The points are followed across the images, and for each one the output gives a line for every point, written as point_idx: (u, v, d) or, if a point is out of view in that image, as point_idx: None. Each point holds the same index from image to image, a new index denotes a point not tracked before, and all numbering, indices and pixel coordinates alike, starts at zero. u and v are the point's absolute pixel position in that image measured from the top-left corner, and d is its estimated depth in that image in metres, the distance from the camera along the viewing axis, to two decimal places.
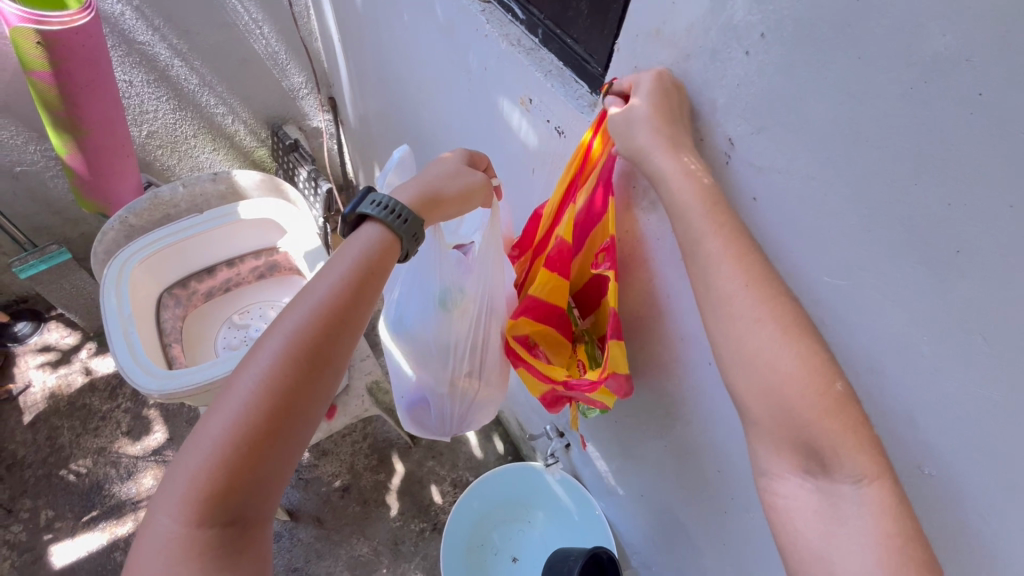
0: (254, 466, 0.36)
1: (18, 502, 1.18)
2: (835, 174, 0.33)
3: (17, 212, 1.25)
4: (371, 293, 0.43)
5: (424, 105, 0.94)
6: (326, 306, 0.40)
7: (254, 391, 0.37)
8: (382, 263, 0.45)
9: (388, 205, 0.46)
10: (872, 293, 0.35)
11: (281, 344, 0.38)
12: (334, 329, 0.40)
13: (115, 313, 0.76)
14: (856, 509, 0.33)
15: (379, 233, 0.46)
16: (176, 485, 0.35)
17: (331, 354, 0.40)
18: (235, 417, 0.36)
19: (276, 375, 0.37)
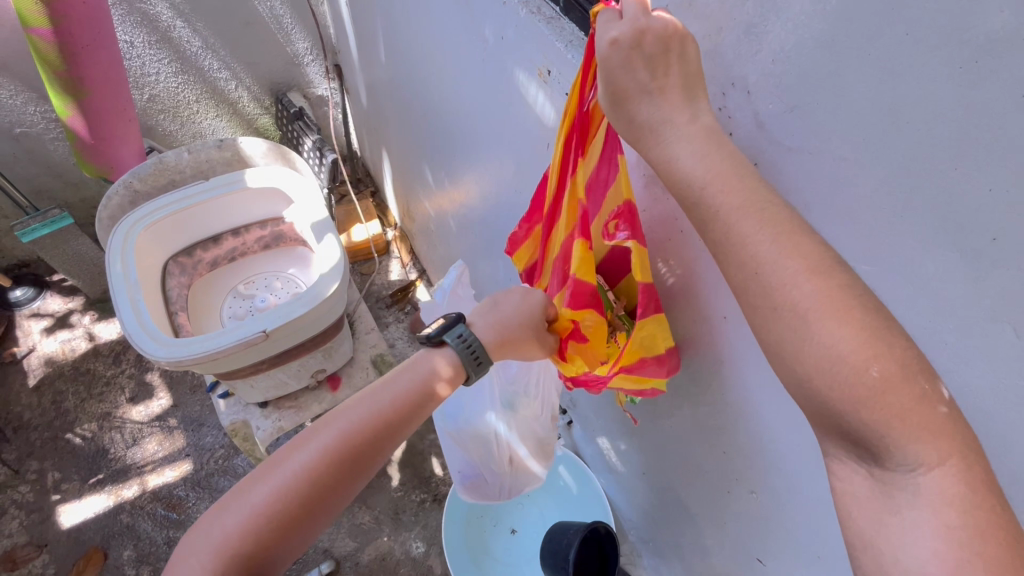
0: (277, 542, 0.40)
1: (25, 464, 1.20)
2: (870, 156, 0.33)
3: (18, 174, 1.23)
4: (422, 406, 0.47)
5: (435, 76, 0.92)
6: (382, 415, 0.45)
7: (300, 472, 0.41)
8: (441, 386, 0.48)
9: (469, 340, 0.49)
10: (900, 277, 0.34)
11: (333, 438, 0.43)
12: (381, 440, 0.44)
13: (122, 280, 0.76)
14: (910, 498, 0.30)
15: (448, 361, 0.49)
16: (211, 535, 0.39)
17: (371, 459, 0.44)
18: (278, 490, 0.41)
19: (321, 467, 0.42)
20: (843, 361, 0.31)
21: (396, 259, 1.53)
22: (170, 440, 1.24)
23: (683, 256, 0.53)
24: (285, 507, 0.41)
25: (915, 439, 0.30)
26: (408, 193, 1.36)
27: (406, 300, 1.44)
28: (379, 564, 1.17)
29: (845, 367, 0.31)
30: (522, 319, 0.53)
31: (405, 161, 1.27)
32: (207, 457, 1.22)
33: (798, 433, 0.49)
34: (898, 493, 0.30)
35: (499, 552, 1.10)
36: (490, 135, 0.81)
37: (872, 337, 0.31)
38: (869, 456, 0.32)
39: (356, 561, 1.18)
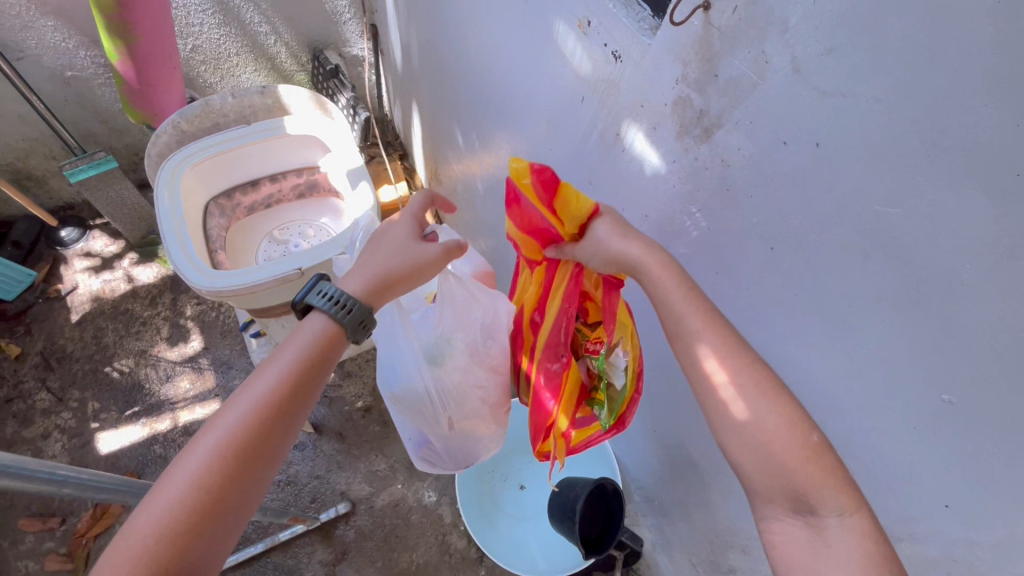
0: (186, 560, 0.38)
1: (67, 392, 1.27)
2: (904, 96, 0.34)
3: (68, 117, 1.28)
4: (314, 383, 0.47)
5: (471, 32, 0.93)
6: (269, 394, 0.44)
7: (189, 481, 0.39)
8: (327, 351, 0.49)
9: (337, 297, 0.50)
10: (925, 219, 0.36)
11: (220, 436, 0.41)
12: (276, 419, 0.44)
13: (168, 214, 0.80)
14: (841, 534, 0.37)
15: (325, 323, 0.49)
16: None
17: (270, 448, 0.43)
18: (170, 505, 0.38)
19: (214, 465, 0.40)
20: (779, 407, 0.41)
21: None
22: (201, 379, 1.30)
23: (710, 208, 0.54)
24: (183, 518, 0.38)
25: (836, 479, 0.39)
26: (437, 156, 1.38)
27: None
28: (392, 509, 1.23)
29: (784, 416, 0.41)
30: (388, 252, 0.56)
31: (436, 122, 1.29)
32: None
33: (812, 386, 0.50)
34: (831, 515, 0.38)
35: (506, 502, 1.15)
36: (523, 90, 0.82)
37: (792, 415, 0.41)
38: (806, 509, 0.39)
39: (371, 504, 1.23)
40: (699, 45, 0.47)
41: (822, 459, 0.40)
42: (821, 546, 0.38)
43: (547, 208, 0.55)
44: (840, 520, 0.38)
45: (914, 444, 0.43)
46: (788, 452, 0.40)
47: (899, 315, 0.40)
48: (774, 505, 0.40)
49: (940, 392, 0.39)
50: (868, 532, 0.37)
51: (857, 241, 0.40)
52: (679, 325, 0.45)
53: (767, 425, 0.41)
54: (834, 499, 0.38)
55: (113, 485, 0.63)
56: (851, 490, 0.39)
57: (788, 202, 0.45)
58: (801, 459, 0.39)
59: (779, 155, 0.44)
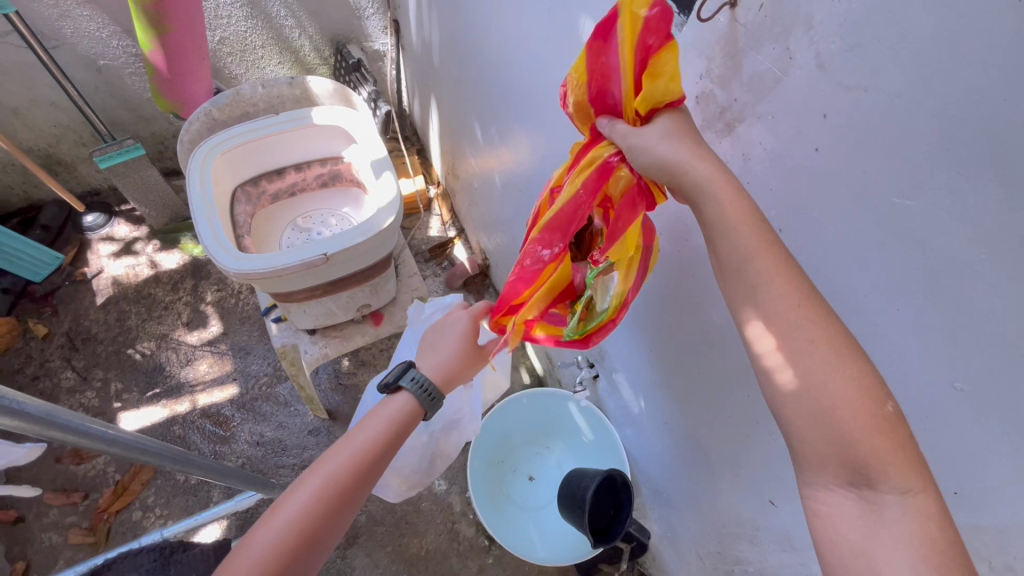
0: None
1: (91, 372, 1.31)
2: (925, 90, 0.35)
3: (98, 105, 1.32)
4: (393, 447, 0.56)
5: (494, 28, 0.95)
6: (363, 453, 0.53)
7: (294, 517, 0.48)
8: (407, 422, 0.58)
9: (424, 384, 0.59)
10: (942, 211, 0.37)
11: (323, 480, 0.50)
12: (365, 473, 0.52)
13: (200, 199, 0.83)
14: (898, 516, 0.34)
15: (408, 400, 0.58)
16: None
17: (355, 498, 0.52)
18: (278, 535, 0.47)
19: (315, 508, 0.49)
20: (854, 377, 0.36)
21: (436, 216, 1.58)
22: (220, 363, 1.33)
23: None
24: (286, 547, 0.47)
25: (903, 456, 0.35)
26: (455, 150, 1.40)
27: (443, 256, 1.51)
28: (403, 495, 1.26)
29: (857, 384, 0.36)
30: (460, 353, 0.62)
31: (456, 117, 1.31)
32: (252, 383, 1.31)
33: None
34: (890, 493, 0.35)
35: (523, 498, 1.16)
36: (544, 86, 0.84)
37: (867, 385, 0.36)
38: (863, 483, 0.36)
39: None
40: (724, 41, 0.48)
41: (893, 432, 0.36)
42: (876, 525, 0.35)
43: (628, 72, 0.45)
44: (900, 500, 0.35)
45: (926, 432, 0.44)
46: (854, 422, 0.36)
47: (915, 303, 0.41)
48: (826, 476, 0.37)
49: (952, 380, 0.40)
50: (932, 513, 0.34)
51: (875, 232, 0.42)
52: (745, 267, 0.40)
53: (834, 392, 0.36)
54: (898, 475, 0.35)
55: (159, 452, 0.67)
56: (917, 469, 0.35)
57: (807, 194, 0.46)
58: (868, 433, 0.35)
59: (800, 148, 0.45)
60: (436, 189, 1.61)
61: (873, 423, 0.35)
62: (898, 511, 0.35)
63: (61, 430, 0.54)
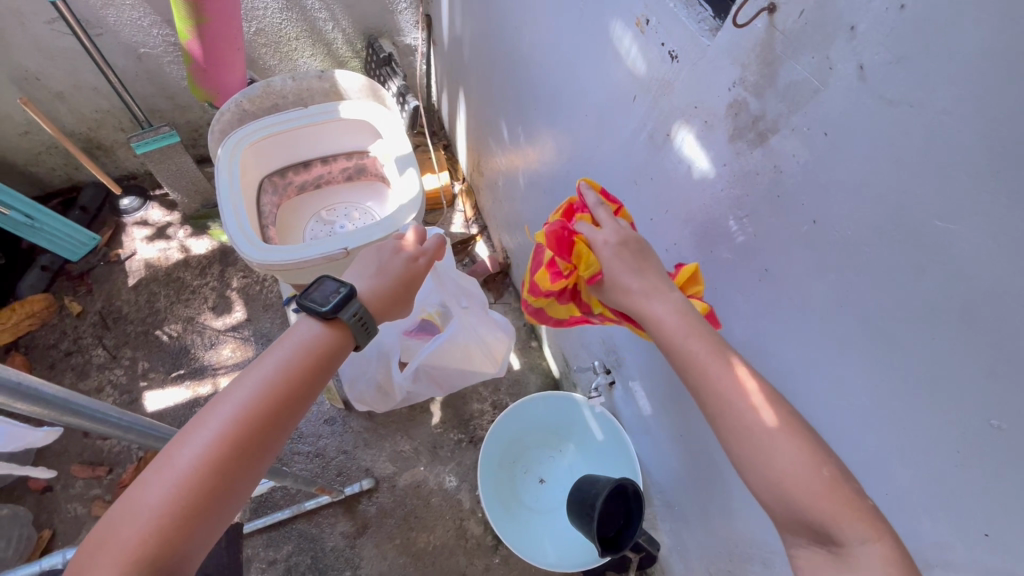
0: (185, 536, 0.43)
1: (121, 351, 1.35)
2: (974, 110, 0.33)
3: (137, 92, 1.36)
4: (308, 383, 0.52)
5: (525, 25, 0.94)
6: (266, 392, 0.49)
7: (191, 466, 0.45)
8: (323, 356, 0.54)
9: (362, 316, 0.57)
10: (988, 237, 0.35)
11: (219, 424, 0.47)
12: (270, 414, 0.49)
13: (227, 188, 0.84)
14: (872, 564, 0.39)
15: (331, 329, 0.55)
16: (112, 544, 0.41)
17: (266, 441, 0.48)
18: (174, 486, 0.44)
19: (214, 455, 0.45)
20: (795, 441, 0.43)
21: (460, 212, 1.58)
22: (243, 348, 1.36)
23: (757, 214, 0.53)
24: (185, 498, 0.44)
25: (854, 506, 0.41)
26: (481, 147, 1.40)
27: (465, 253, 1.51)
28: (414, 490, 1.26)
29: (796, 448, 0.43)
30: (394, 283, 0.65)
31: (483, 114, 1.30)
32: None
33: (852, 402, 0.49)
34: (854, 543, 0.40)
35: (532, 500, 1.16)
36: (572, 86, 0.82)
37: (806, 444, 0.43)
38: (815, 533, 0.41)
39: (393, 483, 1.27)
40: (760, 48, 0.46)
41: (839, 491, 0.41)
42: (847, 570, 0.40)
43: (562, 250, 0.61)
44: (863, 546, 0.39)
45: (955, 467, 0.42)
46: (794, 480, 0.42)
47: (950, 333, 0.39)
48: (797, 535, 0.43)
49: (986, 417, 0.38)
50: (892, 557, 0.39)
51: (913, 256, 0.40)
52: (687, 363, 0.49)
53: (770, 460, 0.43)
54: (853, 527, 0.40)
55: (176, 440, 0.69)
56: (870, 516, 0.41)
57: (840, 212, 0.44)
58: (809, 489, 0.42)
59: (837, 162, 0.43)
60: (461, 185, 1.61)
61: (809, 479, 0.42)
62: (870, 561, 0.39)
63: (79, 416, 0.56)
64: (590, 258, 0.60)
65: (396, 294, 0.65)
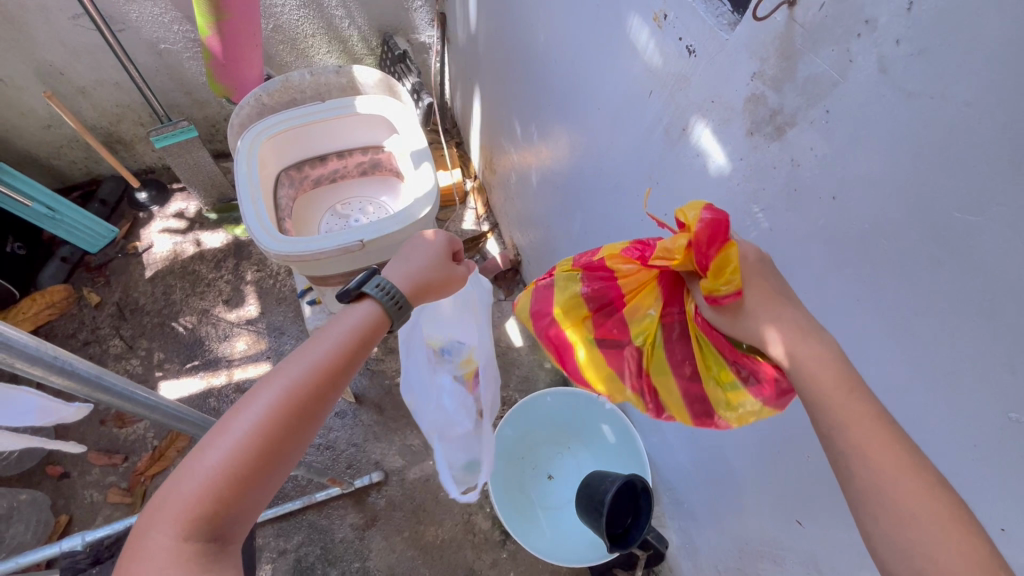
0: (239, 500, 0.43)
1: (138, 341, 1.37)
2: (997, 101, 0.33)
3: (157, 87, 1.38)
4: (355, 359, 0.53)
5: (540, 22, 0.94)
6: (321, 364, 0.49)
7: (249, 430, 0.44)
8: (368, 335, 0.55)
9: (390, 290, 0.57)
10: (1009, 229, 0.35)
11: (274, 395, 0.46)
12: (321, 389, 0.49)
13: (246, 180, 0.85)
14: None
15: (373, 309, 0.56)
16: (170, 504, 0.41)
17: (318, 412, 0.49)
18: (232, 449, 0.43)
19: (271, 421, 0.45)
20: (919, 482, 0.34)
21: (471, 210, 1.59)
22: (256, 340, 1.38)
23: (774, 208, 0.53)
24: (242, 462, 0.43)
25: None
26: (493, 144, 1.41)
27: (475, 250, 1.52)
28: (423, 483, 1.27)
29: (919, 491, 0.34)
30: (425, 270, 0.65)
31: (496, 111, 1.31)
32: None
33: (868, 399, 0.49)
34: None
35: (540, 496, 1.16)
36: (588, 82, 0.83)
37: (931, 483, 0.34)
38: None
39: (402, 477, 1.28)
40: (779, 41, 0.46)
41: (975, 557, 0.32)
42: None
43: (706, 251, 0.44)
44: None
45: (972, 463, 0.41)
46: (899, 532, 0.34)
47: (970, 327, 0.39)
48: None
49: (1005, 410, 0.38)
50: None
51: (932, 249, 0.40)
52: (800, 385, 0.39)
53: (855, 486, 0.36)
54: None
55: (195, 421, 0.70)
56: None
57: (858, 204, 0.44)
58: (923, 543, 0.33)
59: (855, 156, 0.43)
60: (473, 183, 1.62)
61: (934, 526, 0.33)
62: None
63: (106, 393, 0.57)
64: (733, 272, 0.44)
65: (431, 281, 0.65)
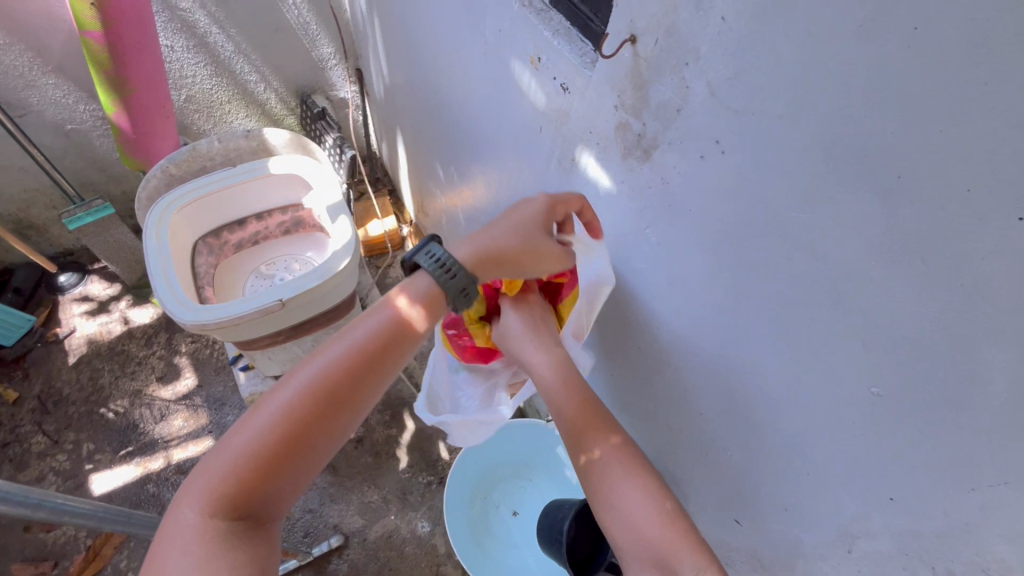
0: (268, 482, 0.43)
1: (63, 435, 1.29)
2: (800, 113, 0.37)
3: (67, 167, 1.34)
4: (403, 340, 0.50)
5: (442, 71, 0.98)
6: (359, 346, 0.47)
7: (278, 412, 0.44)
8: (422, 312, 0.51)
9: (443, 260, 0.53)
10: (833, 222, 0.38)
11: (308, 379, 0.45)
12: (361, 380, 0.47)
13: (156, 253, 0.84)
14: None
15: (429, 283, 0.52)
16: (203, 477, 0.42)
17: (357, 393, 0.47)
18: (259, 431, 0.43)
19: (302, 404, 0.44)
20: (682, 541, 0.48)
21: None
22: (195, 416, 1.31)
23: (657, 223, 0.57)
24: (270, 445, 0.43)
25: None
26: (422, 189, 1.43)
27: None
28: (386, 541, 1.22)
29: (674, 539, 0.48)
30: (504, 230, 0.58)
31: (419, 157, 1.34)
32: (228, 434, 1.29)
33: (766, 391, 0.52)
34: None
35: (505, 534, 1.13)
36: (490, 123, 0.87)
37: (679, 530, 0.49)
38: None
39: (364, 537, 1.23)
40: (630, 74, 0.51)
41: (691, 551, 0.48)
42: None
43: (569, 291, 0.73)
44: None
45: (857, 438, 0.44)
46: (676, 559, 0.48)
47: (828, 313, 0.42)
48: None
49: (868, 386, 0.41)
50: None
51: (784, 246, 0.43)
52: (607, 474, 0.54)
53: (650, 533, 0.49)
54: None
55: (93, 513, 0.69)
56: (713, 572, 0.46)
57: (721, 213, 0.48)
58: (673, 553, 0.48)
59: (709, 171, 0.47)
60: (408, 228, 1.63)
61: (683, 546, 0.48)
62: None
63: None
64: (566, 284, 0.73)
65: (500, 261, 0.56)
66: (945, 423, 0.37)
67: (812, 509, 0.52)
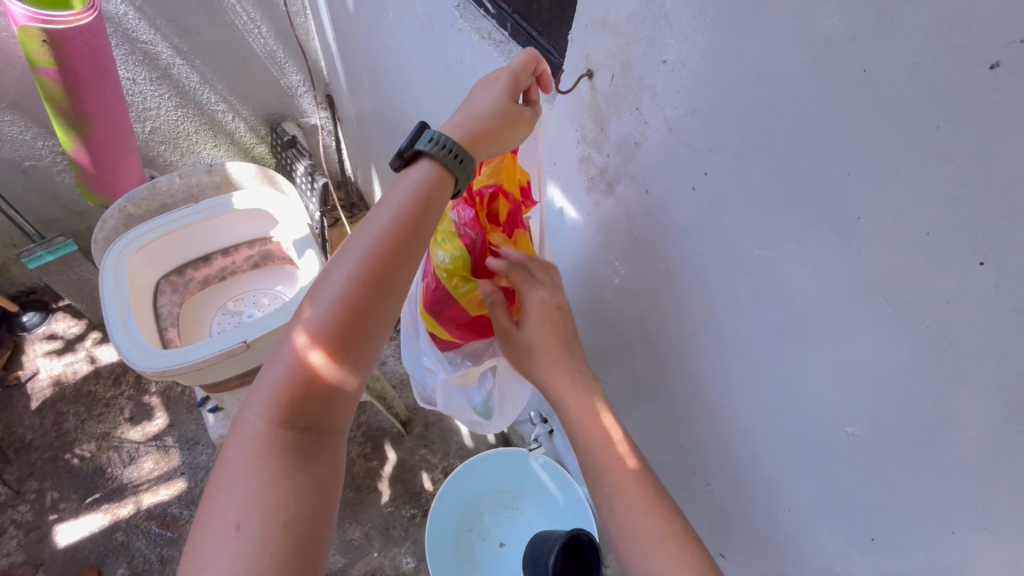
0: (322, 391, 0.38)
1: (26, 484, 1.23)
2: (757, 151, 0.36)
3: (26, 205, 1.30)
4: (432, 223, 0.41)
5: (408, 99, 0.97)
6: (388, 235, 0.39)
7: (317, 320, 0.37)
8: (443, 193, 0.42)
9: (446, 141, 0.42)
10: (797, 260, 0.37)
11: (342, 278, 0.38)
12: (375, 291, 0.38)
13: (113, 297, 0.80)
14: None
15: (436, 168, 0.42)
16: (261, 388, 0.38)
17: (396, 288, 0.39)
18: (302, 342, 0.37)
19: (341, 306, 0.37)
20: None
21: None
22: (166, 458, 1.26)
23: (625, 255, 0.56)
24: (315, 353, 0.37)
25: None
26: None
27: None
28: None
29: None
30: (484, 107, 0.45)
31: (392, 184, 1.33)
32: (200, 475, 1.24)
33: (742, 426, 0.50)
34: None
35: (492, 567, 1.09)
36: None
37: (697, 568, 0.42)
38: None
39: None
40: (590, 107, 0.50)
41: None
42: None
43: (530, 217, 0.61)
44: None
45: (835, 477, 0.43)
46: None
47: (798, 351, 0.41)
48: None
49: (842, 425, 0.40)
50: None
51: (750, 283, 0.42)
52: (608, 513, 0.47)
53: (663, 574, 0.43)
54: None
55: None
56: None
57: (687, 247, 0.47)
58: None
59: (672, 205, 0.46)
60: None
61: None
62: None
63: None
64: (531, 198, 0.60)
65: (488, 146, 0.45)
66: (922, 465, 0.36)
67: (795, 546, 0.50)
